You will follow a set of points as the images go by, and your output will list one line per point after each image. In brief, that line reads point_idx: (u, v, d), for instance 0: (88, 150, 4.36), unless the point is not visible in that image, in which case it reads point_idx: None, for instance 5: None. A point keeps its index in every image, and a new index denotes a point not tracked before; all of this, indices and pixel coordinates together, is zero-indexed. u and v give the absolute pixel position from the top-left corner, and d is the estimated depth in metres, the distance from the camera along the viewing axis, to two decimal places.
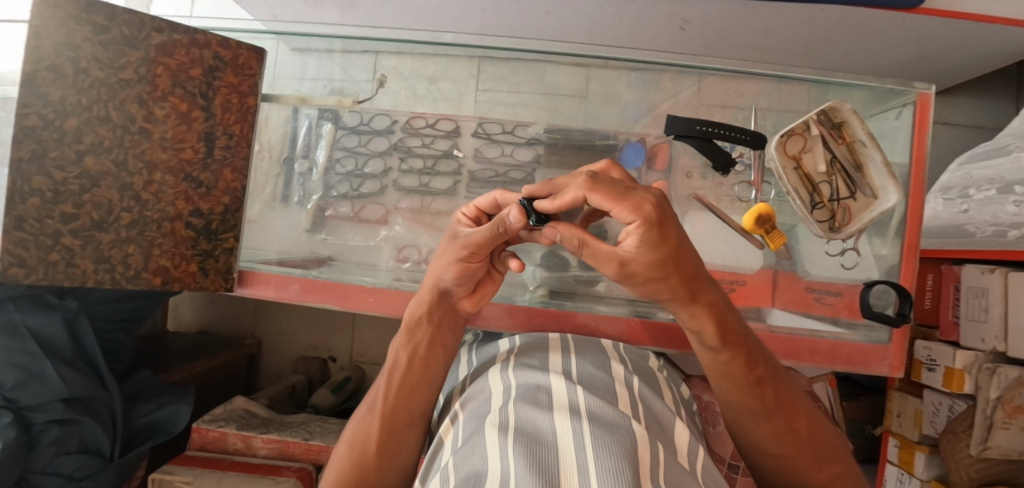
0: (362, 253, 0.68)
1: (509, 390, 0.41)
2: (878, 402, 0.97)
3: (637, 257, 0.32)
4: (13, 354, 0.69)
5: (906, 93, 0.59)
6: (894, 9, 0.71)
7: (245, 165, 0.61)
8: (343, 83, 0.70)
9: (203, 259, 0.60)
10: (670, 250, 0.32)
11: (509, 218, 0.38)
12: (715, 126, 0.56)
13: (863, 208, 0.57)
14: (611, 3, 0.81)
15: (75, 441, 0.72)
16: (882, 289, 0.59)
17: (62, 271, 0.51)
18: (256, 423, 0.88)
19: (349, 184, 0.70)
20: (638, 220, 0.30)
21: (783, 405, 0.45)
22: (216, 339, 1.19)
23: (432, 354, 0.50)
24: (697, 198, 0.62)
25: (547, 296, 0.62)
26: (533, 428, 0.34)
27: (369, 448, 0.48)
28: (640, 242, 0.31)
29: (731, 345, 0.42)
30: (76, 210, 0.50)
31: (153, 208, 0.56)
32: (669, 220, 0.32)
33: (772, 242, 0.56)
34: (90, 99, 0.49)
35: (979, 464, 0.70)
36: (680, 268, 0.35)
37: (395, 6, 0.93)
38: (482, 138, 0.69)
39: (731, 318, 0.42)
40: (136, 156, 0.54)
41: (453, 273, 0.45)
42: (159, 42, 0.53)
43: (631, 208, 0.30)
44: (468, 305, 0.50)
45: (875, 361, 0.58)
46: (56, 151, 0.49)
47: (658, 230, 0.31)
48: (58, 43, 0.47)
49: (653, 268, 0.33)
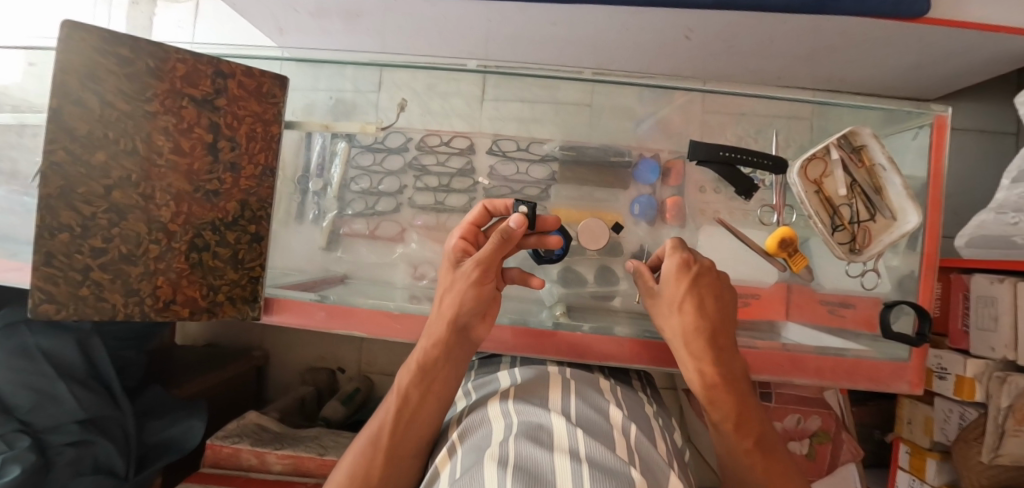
0: (379, 270, 0.69)
1: (510, 425, 0.43)
2: (889, 408, 0.98)
3: (662, 288, 0.54)
4: (29, 377, 0.70)
5: (922, 116, 0.58)
6: (898, 18, 0.72)
7: (271, 192, 0.61)
8: (354, 96, 0.68)
9: (231, 287, 0.58)
10: (694, 290, 0.51)
11: (511, 224, 0.50)
12: (736, 151, 0.56)
13: (882, 229, 0.57)
14: (620, 14, 0.81)
15: (89, 461, 0.71)
16: (901, 308, 0.59)
17: (92, 305, 0.49)
18: (269, 438, 0.88)
19: (364, 202, 0.71)
20: (670, 262, 0.53)
21: (772, 473, 0.47)
22: (220, 353, 1.18)
23: (442, 388, 0.53)
24: (716, 219, 0.65)
25: (565, 316, 0.62)
26: (533, 465, 0.36)
27: (369, 478, 0.47)
28: (666, 275, 0.53)
29: (726, 402, 0.49)
30: (104, 244, 0.49)
31: (181, 240, 0.54)
32: (694, 274, 0.52)
33: (794, 265, 0.57)
34: (116, 131, 0.48)
35: (991, 470, 0.70)
36: (688, 312, 0.51)
37: (400, 18, 0.93)
38: (497, 155, 0.70)
39: (734, 383, 0.50)
40: (164, 188, 0.52)
41: (470, 299, 0.52)
42: (184, 73, 0.51)
43: (671, 254, 0.54)
44: (482, 332, 0.55)
45: (893, 379, 0.58)
46: (83, 186, 0.47)
47: (678, 271, 0.52)
48: (83, 75, 0.45)
49: (670, 302, 0.53)
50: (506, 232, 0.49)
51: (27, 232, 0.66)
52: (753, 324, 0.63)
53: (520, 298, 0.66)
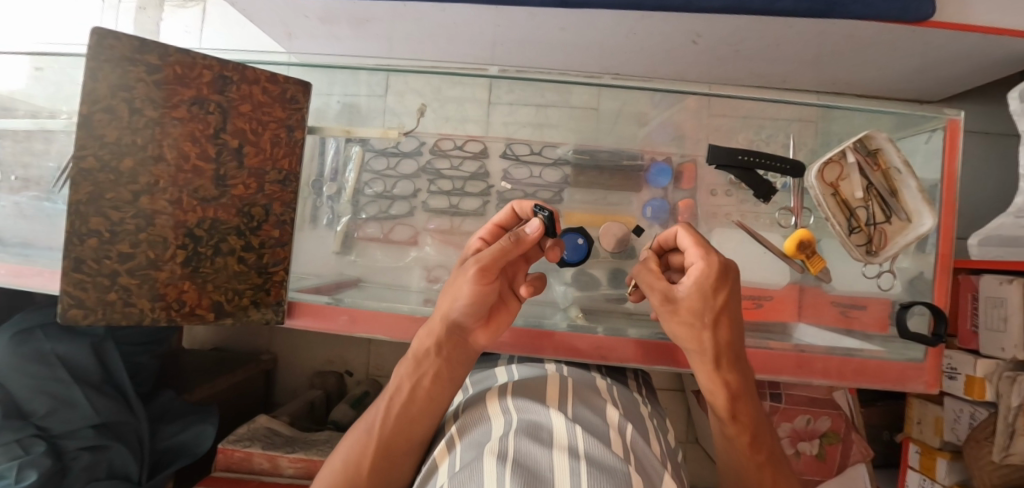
0: (392, 274, 0.69)
1: (510, 423, 0.44)
2: (897, 408, 0.99)
3: (686, 296, 0.46)
4: (45, 382, 0.71)
5: (935, 119, 0.59)
6: (904, 22, 0.73)
7: (294, 197, 0.59)
8: (369, 101, 0.68)
9: (256, 291, 0.58)
10: (718, 305, 0.46)
11: (528, 230, 0.49)
12: (754, 156, 0.58)
13: (898, 231, 0.58)
14: (627, 19, 0.82)
15: (104, 467, 0.73)
16: (920, 311, 0.60)
17: (119, 310, 0.50)
18: (280, 442, 0.88)
19: (378, 206, 0.71)
20: (700, 265, 0.45)
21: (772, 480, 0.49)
22: (231, 356, 1.18)
23: (438, 385, 0.53)
24: (738, 223, 0.65)
25: (583, 318, 0.63)
26: (532, 462, 0.37)
27: (362, 465, 0.51)
28: (694, 280, 0.45)
29: (739, 417, 0.49)
30: (131, 249, 0.50)
31: (206, 244, 0.54)
32: (724, 281, 0.45)
33: (812, 267, 0.58)
34: (144, 138, 0.49)
35: (1001, 469, 0.71)
36: (713, 324, 0.46)
37: (408, 24, 0.94)
38: (510, 159, 0.71)
39: (745, 399, 0.49)
40: (190, 193, 0.52)
41: (466, 301, 0.49)
42: (210, 79, 0.51)
43: (700, 255, 0.46)
44: (481, 338, 0.53)
45: (912, 379, 0.58)
46: (112, 191, 0.49)
47: (712, 278, 0.45)
48: (113, 83, 0.47)
49: (693, 311, 0.46)
50: (517, 236, 0.48)
51: (45, 239, 0.66)
52: (769, 325, 0.63)
53: (535, 301, 0.67)
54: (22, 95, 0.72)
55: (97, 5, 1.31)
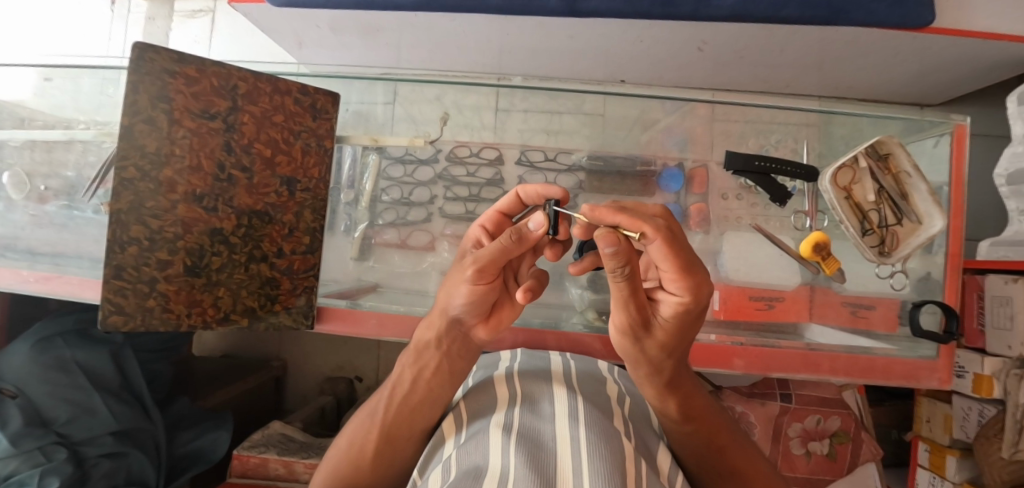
0: (410, 279, 0.70)
1: (515, 396, 0.46)
2: (904, 407, 1.00)
3: (661, 326, 0.37)
4: (65, 389, 0.71)
5: (942, 124, 0.61)
6: (907, 29, 0.75)
7: (321, 204, 0.62)
8: (385, 109, 0.69)
9: (286, 295, 0.60)
10: (690, 332, 0.38)
11: (530, 225, 0.38)
12: (772, 161, 0.60)
13: (909, 233, 0.59)
14: (634, 27, 0.83)
15: (123, 474, 0.73)
16: (932, 309, 0.62)
17: (158, 316, 0.51)
18: (295, 447, 0.89)
19: (395, 212, 0.73)
20: (685, 302, 0.33)
21: (743, 474, 0.48)
22: (242, 363, 1.19)
23: (439, 378, 0.50)
24: (754, 226, 0.66)
25: (600, 319, 0.65)
26: (537, 434, 0.39)
27: (365, 452, 0.51)
28: (673, 313, 0.35)
29: (693, 420, 0.47)
30: (170, 256, 0.51)
31: (241, 250, 0.56)
32: (699, 311, 0.35)
33: (827, 268, 0.59)
34: (182, 148, 0.50)
35: (1012, 466, 0.72)
36: (677, 348, 0.40)
37: (418, 33, 0.95)
38: (526, 166, 0.74)
39: (695, 399, 0.47)
40: (226, 202, 0.54)
41: (462, 299, 0.43)
42: (245, 91, 0.54)
43: (691, 291, 0.32)
44: (482, 333, 0.48)
45: (925, 376, 0.59)
46: (152, 200, 0.49)
47: (692, 313, 0.34)
48: (154, 95, 0.48)
49: (665, 339, 0.38)
50: (519, 234, 0.38)
51: (73, 247, 0.68)
52: (781, 326, 0.64)
53: (552, 304, 0.68)
54: (43, 105, 0.73)
55: (106, 15, 1.32)
